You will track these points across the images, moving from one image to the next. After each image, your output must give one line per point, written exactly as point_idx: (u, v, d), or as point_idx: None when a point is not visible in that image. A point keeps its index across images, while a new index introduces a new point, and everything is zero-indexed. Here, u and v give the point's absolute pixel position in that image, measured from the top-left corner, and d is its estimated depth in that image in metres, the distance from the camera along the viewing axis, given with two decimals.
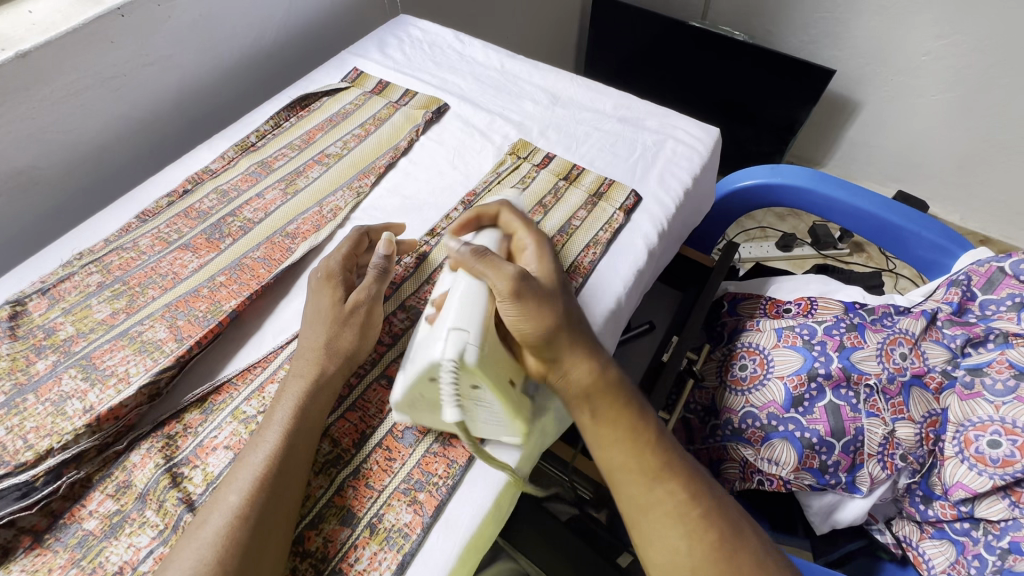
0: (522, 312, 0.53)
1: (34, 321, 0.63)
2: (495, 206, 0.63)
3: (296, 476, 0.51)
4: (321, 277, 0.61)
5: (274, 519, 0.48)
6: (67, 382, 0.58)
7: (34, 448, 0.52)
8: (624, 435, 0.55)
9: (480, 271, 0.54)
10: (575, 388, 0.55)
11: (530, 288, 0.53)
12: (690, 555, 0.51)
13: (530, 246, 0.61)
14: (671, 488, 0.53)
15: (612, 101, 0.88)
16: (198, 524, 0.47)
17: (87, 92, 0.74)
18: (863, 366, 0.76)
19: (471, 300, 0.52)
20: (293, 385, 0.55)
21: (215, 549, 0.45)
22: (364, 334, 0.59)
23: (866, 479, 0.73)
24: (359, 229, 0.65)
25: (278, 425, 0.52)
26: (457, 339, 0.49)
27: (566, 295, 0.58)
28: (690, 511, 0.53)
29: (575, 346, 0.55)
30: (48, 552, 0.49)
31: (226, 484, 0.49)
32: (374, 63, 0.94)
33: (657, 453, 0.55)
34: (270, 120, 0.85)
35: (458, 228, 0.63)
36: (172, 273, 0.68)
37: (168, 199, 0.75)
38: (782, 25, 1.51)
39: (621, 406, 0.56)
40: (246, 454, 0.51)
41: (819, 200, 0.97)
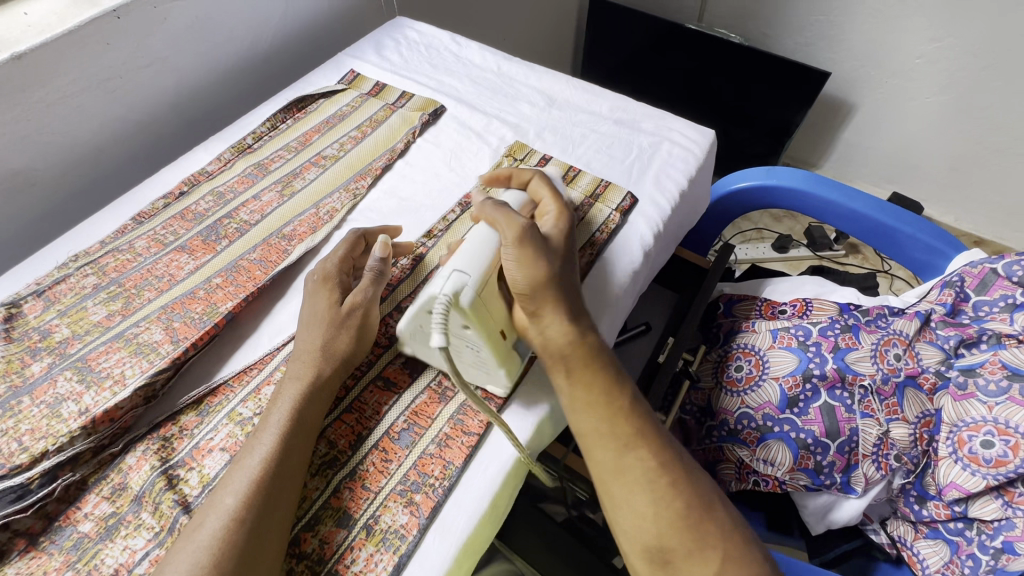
0: (520, 260, 0.55)
1: (29, 323, 0.63)
2: (528, 173, 0.67)
3: (292, 478, 0.51)
4: (317, 279, 0.61)
5: (271, 521, 0.48)
6: (63, 385, 0.58)
7: (29, 450, 0.52)
8: (597, 398, 0.54)
9: (491, 220, 0.58)
10: (551, 346, 0.56)
11: (534, 239, 0.57)
12: (656, 522, 0.50)
13: (551, 212, 0.63)
14: (641, 455, 0.52)
15: (608, 103, 0.88)
16: (194, 527, 0.47)
17: (84, 94, 0.74)
18: (858, 367, 0.77)
19: (481, 244, 0.56)
20: (289, 388, 0.55)
21: (211, 553, 0.45)
22: (361, 335, 0.60)
23: (861, 479, 0.74)
24: (355, 232, 0.65)
25: (275, 427, 0.52)
26: (455, 280, 0.53)
27: (568, 260, 0.60)
28: (660, 479, 0.52)
29: (558, 304, 0.56)
30: (43, 555, 0.49)
31: (222, 486, 0.49)
32: (370, 66, 0.94)
33: (630, 419, 0.54)
34: (266, 122, 0.85)
35: (490, 179, 0.68)
36: (168, 275, 0.68)
37: (164, 201, 0.75)
38: (777, 28, 1.52)
39: (598, 369, 0.55)
40: (242, 456, 0.51)
41: (813, 202, 0.97)
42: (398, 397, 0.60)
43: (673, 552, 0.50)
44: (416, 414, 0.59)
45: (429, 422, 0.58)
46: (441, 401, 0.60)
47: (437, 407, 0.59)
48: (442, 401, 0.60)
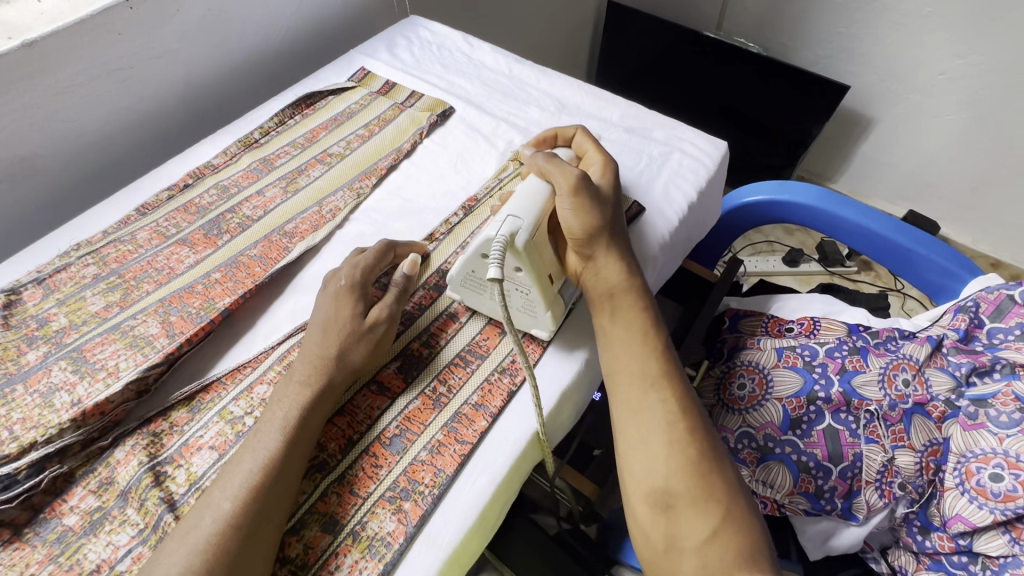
0: (575, 208, 0.61)
1: (28, 311, 0.64)
2: (572, 129, 0.73)
3: (291, 482, 0.50)
4: (341, 289, 0.60)
5: (265, 527, 0.47)
6: (57, 374, 0.58)
7: (19, 440, 0.52)
8: (633, 336, 0.58)
9: (548, 171, 0.63)
10: (603, 285, 0.61)
11: (588, 188, 0.62)
12: (667, 461, 0.51)
13: (596, 164, 0.68)
14: (665, 397, 0.54)
15: (620, 110, 0.87)
16: (186, 528, 0.46)
17: (94, 83, 0.74)
18: (864, 392, 0.75)
19: (540, 193, 0.62)
20: (291, 392, 0.54)
21: (203, 557, 0.44)
22: (377, 351, 0.59)
23: (863, 507, 0.72)
24: (386, 243, 0.65)
25: (278, 427, 0.52)
26: (510, 224, 0.57)
27: (616, 210, 0.65)
28: (678, 424, 0.53)
29: (611, 249, 0.62)
30: (27, 546, 0.49)
31: (219, 486, 0.49)
32: (381, 64, 0.94)
33: (659, 361, 0.57)
34: (274, 117, 0.84)
35: (538, 143, 0.74)
36: (168, 268, 0.68)
37: (168, 193, 0.75)
38: (797, 39, 1.50)
39: (638, 311, 0.60)
40: (240, 455, 0.50)
41: (825, 218, 0.95)
42: (391, 402, 0.59)
43: (678, 496, 0.50)
44: (409, 420, 0.58)
45: (422, 429, 0.57)
46: (436, 408, 0.58)
47: (431, 414, 0.58)
48: (436, 408, 0.58)
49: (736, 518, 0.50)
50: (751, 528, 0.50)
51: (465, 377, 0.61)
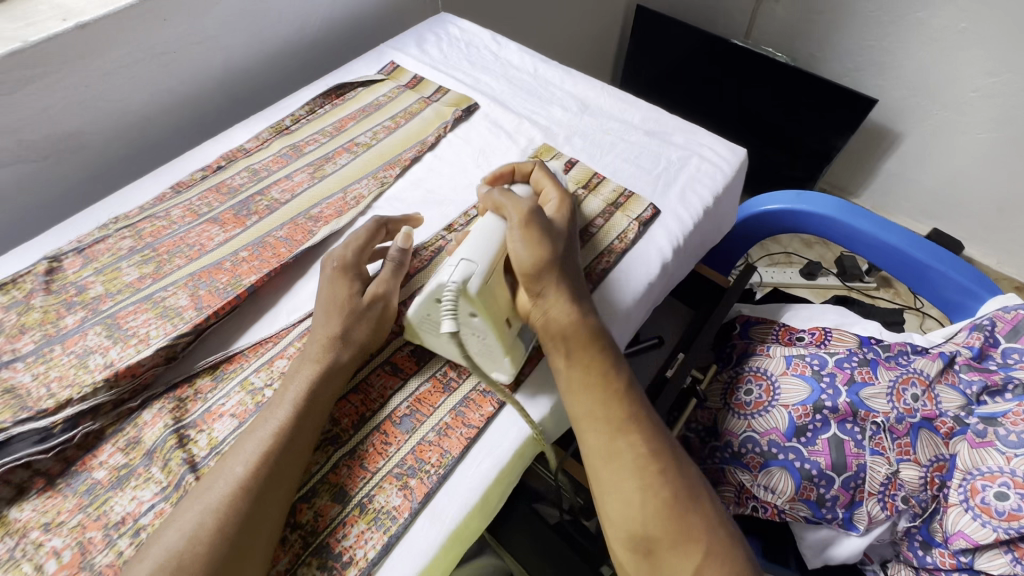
0: (525, 242, 0.59)
1: (68, 278, 0.67)
2: (530, 163, 0.71)
3: (301, 453, 0.53)
4: (336, 268, 0.62)
5: (276, 492, 0.50)
6: (92, 338, 0.62)
7: (56, 397, 0.56)
8: (593, 380, 0.57)
9: (500, 206, 0.62)
10: (554, 326, 0.59)
11: (536, 221, 0.61)
12: (643, 507, 0.52)
13: (552, 198, 0.67)
14: (632, 440, 0.55)
15: (641, 113, 0.88)
16: (202, 488, 0.49)
17: (138, 66, 0.78)
18: (871, 403, 0.75)
19: (490, 229, 0.60)
20: (304, 368, 0.57)
21: (215, 517, 0.47)
22: (378, 326, 0.61)
23: (864, 518, 0.72)
24: (377, 220, 0.67)
25: (290, 402, 0.54)
26: (462, 268, 0.55)
27: (569, 243, 0.64)
28: (649, 466, 0.54)
29: (561, 286, 0.60)
30: (59, 495, 0.52)
31: (233, 454, 0.51)
32: (411, 59, 0.96)
33: (623, 403, 0.57)
34: (305, 106, 0.88)
35: (494, 179, 0.70)
36: (199, 244, 0.71)
37: (202, 174, 0.79)
38: (826, 50, 1.49)
39: (596, 353, 0.58)
40: (254, 427, 0.53)
41: (843, 230, 0.95)
42: (403, 383, 0.61)
43: (657, 541, 0.52)
44: (419, 402, 0.60)
45: (431, 410, 0.59)
46: (445, 391, 0.61)
47: (440, 397, 0.60)
48: (446, 391, 0.61)
49: (717, 555, 0.51)
50: (734, 562, 0.51)
51: None
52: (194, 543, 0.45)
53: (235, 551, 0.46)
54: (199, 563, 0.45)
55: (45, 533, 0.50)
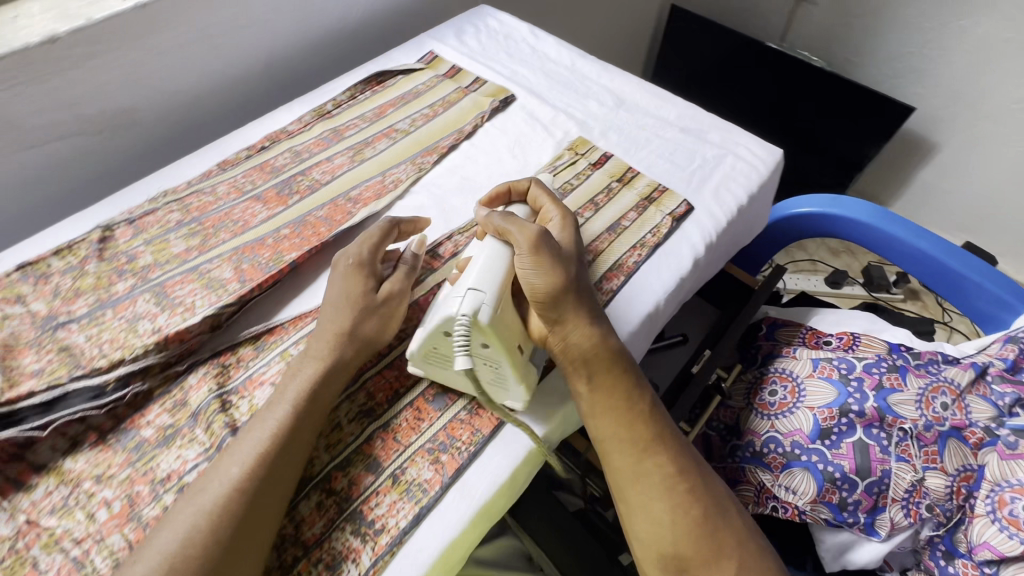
0: (536, 266, 0.57)
1: (119, 247, 0.70)
2: (525, 182, 0.69)
3: (298, 454, 0.52)
4: (350, 265, 0.61)
5: (271, 495, 0.49)
6: (141, 305, 0.64)
7: (108, 357, 0.58)
8: (617, 403, 0.58)
9: (504, 229, 0.59)
10: (575, 350, 0.58)
11: (547, 245, 0.58)
12: (673, 527, 0.54)
13: (554, 218, 0.65)
14: (659, 460, 0.56)
15: (677, 110, 0.88)
16: (197, 490, 0.49)
17: (191, 47, 0.81)
18: (899, 410, 0.75)
19: (497, 256, 0.58)
20: (305, 367, 0.56)
21: (208, 519, 0.46)
22: (389, 324, 0.61)
23: (886, 524, 0.72)
24: (389, 220, 0.66)
25: (289, 402, 0.53)
26: (472, 298, 0.54)
27: (579, 263, 0.62)
28: (677, 485, 0.56)
29: (578, 310, 0.58)
30: (109, 450, 0.55)
31: (228, 456, 0.50)
32: (451, 49, 0.98)
33: (648, 424, 0.58)
34: (346, 91, 0.90)
35: (490, 202, 0.69)
36: (243, 220, 0.73)
37: (246, 153, 0.81)
38: (865, 56, 1.47)
39: (618, 376, 0.58)
40: (252, 428, 0.52)
41: (877, 237, 0.94)
42: None
43: (688, 560, 0.54)
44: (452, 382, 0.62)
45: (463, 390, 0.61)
46: None
47: None
48: None
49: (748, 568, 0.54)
50: (763, 573, 0.55)
51: None
52: (187, 546, 0.45)
53: (232, 550, 0.46)
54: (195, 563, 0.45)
55: (96, 485, 0.52)
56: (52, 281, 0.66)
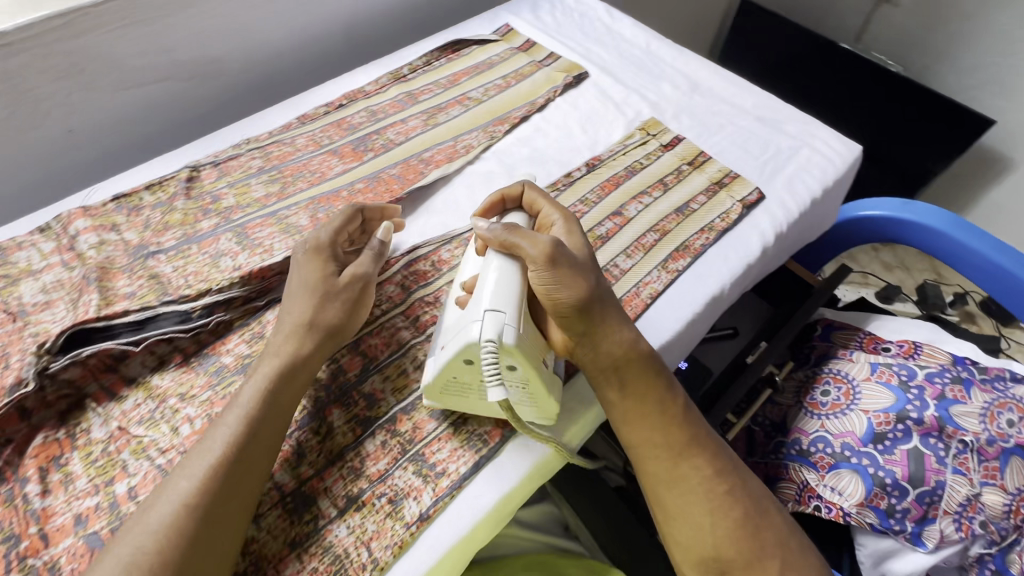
0: (554, 281, 0.52)
1: (205, 187, 0.74)
2: (517, 187, 0.63)
3: (255, 464, 0.48)
4: (310, 248, 0.58)
5: (226, 511, 0.46)
6: (224, 243, 0.67)
7: (195, 287, 0.61)
8: (649, 409, 0.55)
9: (512, 244, 0.54)
10: (605, 357, 0.54)
11: (564, 255, 0.53)
12: (713, 531, 0.52)
13: (556, 221, 0.60)
14: (696, 463, 0.54)
15: (753, 99, 0.87)
16: (146, 507, 0.45)
17: (280, 2, 0.83)
18: (960, 421, 0.73)
19: (507, 272, 0.53)
20: (265, 363, 0.53)
21: (156, 539, 0.43)
22: (354, 309, 0.58)
23: (935, 535, 0.70)
24: (354, 206, 0.63)
25: (242, 407, 0.50)
26: (494, 320, 0.50)
27: (598, 270, 0.57)
28: (715, 488, 0.53)
29: (606, 317, 0.54)
30: (192, 371, 0.58)
31: (180, 468, 0.47)
32: (526, 23, 0.98)
33: (684, 427, 0.55)
34: (423, 57, 0.91)
35: (485, 211, 0.63)
36: (320, 172, 0.76)
37: (325, 109, 0.83)
38: (945, 63, 1.39)
39: (651, 380, 0.55)
40: (204, 439, 0.49)
41: (950, 245, 0.90)
42: None
43: (730, 564, 0.51)
44: None
45: None
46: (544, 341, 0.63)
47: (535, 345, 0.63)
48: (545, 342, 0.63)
49: (792, 567, 0.51)
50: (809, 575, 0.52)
51: None
52: (130, 567, 0.41)
53: (186, 568, 0.42)
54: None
55: (180, 402, 0.56)
56: (143, 214, 0.70)
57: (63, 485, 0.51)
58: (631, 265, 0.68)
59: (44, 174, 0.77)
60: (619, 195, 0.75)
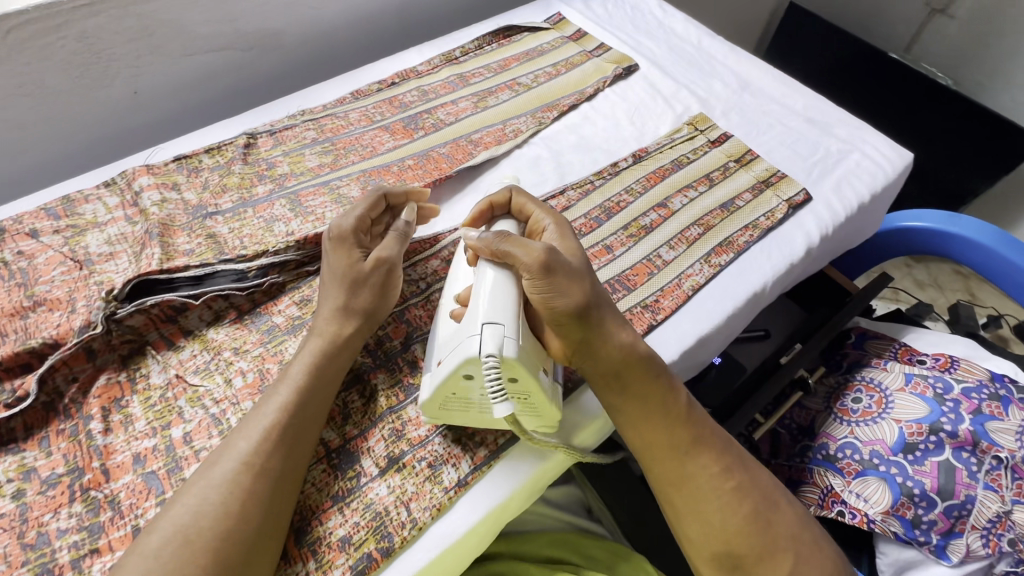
0: (549, 289, 0.49)
1: (261, 154, 0.76)
2: (503, 193, 0.60)
3: (307, 431, 0.51)
4: (333, 238, 0.57)
5: (284, 474, 0.48)
6: (278, 209, 0.69)
7: (251, 249, 0.63)
8: (653, 410, 0.53)
9: (505, 252, 0.50)
10: (605, 363, 0.52)
11: (559, 262, 0.50)
12: (724, 526, 0.50)
13: (548, 225, 0.57)
14: (704, 461, 0.52)
15: (804, 100, 0.86)
16: (208, 465, 0.47)
17: None
18: (996, 437, 0.73)
19: (500, 283, 0.50)
20: (311, 341, 0.55)
21: (220, 492, 0.45)
22: (383, 292, 0.58)
23: (961, 549, 0.70)
24: (376, 192, 0.61)
25: (294, 378, 0.52)
26: (494, 334, 0.46)
27: (593, 274, 0.54)
28: (723, 484, 0.52)
29: (604, 322, 0.52)
30: (246, 328, 0.61)
31: (238, 431, 0.49)
32: (578, 13, 0.99)
33: (688, 425, 0.53)
34: (475, 41, 0.92)
35: (472, 220, 0.60)
36: (371, 146, 0.78)
37: (378, 86, 0.85)
38: (998, 78, 1.33)
39: (653, 382, 0.53)
40: (259, 406, 0.51)
41: (997, 262, 0.88)
42: None
43: (743, 557, 0.50)
44: None
45: None
46: None
47: None
48: None
49: (805, 557, 0.51)
50: (822, 567, 0.51)
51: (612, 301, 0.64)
52: (199, 518, 0.44)
53: (253, 519, 0.45)
54: (212, 533, 0.43)
55: (234, 355, 0.58)
56: (202, 176, 0.73)
57: (123, 425, 0.54)
58: (674, 256, 0.68)
59: (107, 132, 0.80)
60: (664, 187, 0.75)
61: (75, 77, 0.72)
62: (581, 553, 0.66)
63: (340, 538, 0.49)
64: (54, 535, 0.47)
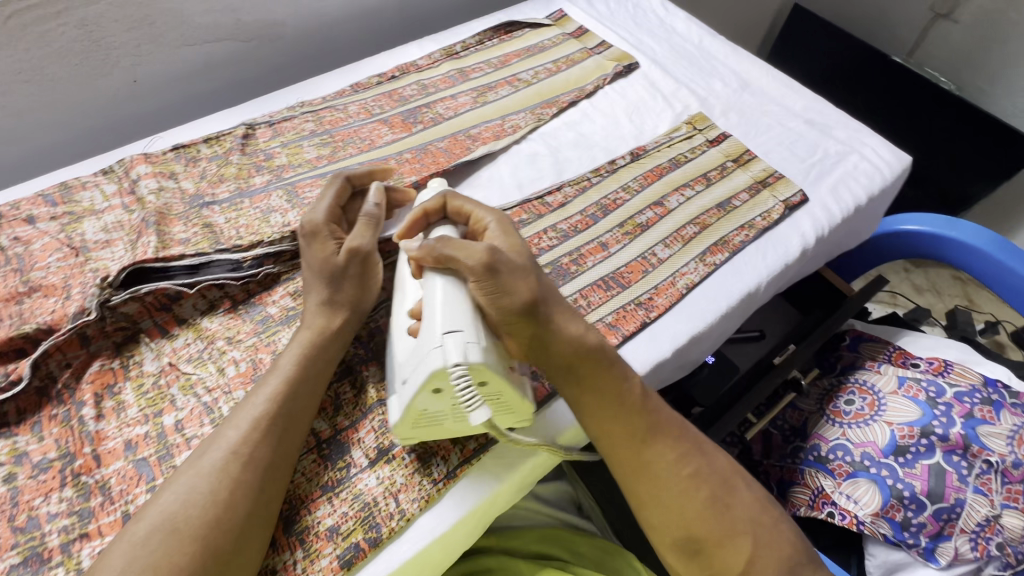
0: (494, 292, 0.48)
1: (259, 145, 0.76)
2: (434, 201, 0.58)
3: (297, 422, 0.51)
4: (307, 232, 0.58)
5: (271, 463, 0.48)
6: (275, 200, 0.69)
7: (246, 239, 0.63)
8: (607, 401, 0.52)
9: (447, 257, 0.49)
10: (558, 358, 0.52)
11: (502, 261, 0.49)
12: (683, 512, 0.51)
13: (490, 223, 0.56)
14: (659, 448, 0.52)
15: (803, 101, 0.86)
16: (198, 454, 0.48)
17: None
18: (987, 441, 0.73)
19: (450, 291, 0.49)
20: (301, 334, 0.55)
21: (210, 480, 0.46)
22: (365, 282, 0.58)
23: (949, 552, 0.70)
24: (339, 177, 0.61)
25: (282, 370, 0.52)
26: (456, 343, 0.45)
27: (539, 268, 0.54)
28: (680, 470, 0.52)
29: (553, 318, 0.52)
30: (240, 318, 0.61)
31: (228, 421, 0.50)
32: (580, 11, 0.99)
33: (643, 413, 0.53)
34: (476, 36, 0.92)
35: (405, 232, 0.58)
36: (370, 139, 0.78)
37: (378, 79, 0.85)
38: (999, 84, 1.32)
39: (605, 374, 0.52)
40: (248, 397, 0.51)
41: (992, 267, 0.88)
42: None
43: (703, 542, 0.50)
44: None
45: None
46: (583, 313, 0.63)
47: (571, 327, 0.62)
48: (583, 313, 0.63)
49: (764, 539, 0.51)
50: (784, 551, 0.51)
51: (605, 298, 0.64)
52: (189, 506, 0.44)
53: (244, 507, 0.45)
54: (201, 520, 0.44)
55: (227, 344, 0.59)
56: (200, 165, 0.73)
57: (115, 411, 0.54)
58: (669, 254, 0.69)
59: (106, 121, 0.80)
60: (661, 185, 0.75)
61: (74, 65, 0.72)
62: (571, 550, 0.67)
63: (328, 527, 0.49)
64: (44, 518, 0.47)
